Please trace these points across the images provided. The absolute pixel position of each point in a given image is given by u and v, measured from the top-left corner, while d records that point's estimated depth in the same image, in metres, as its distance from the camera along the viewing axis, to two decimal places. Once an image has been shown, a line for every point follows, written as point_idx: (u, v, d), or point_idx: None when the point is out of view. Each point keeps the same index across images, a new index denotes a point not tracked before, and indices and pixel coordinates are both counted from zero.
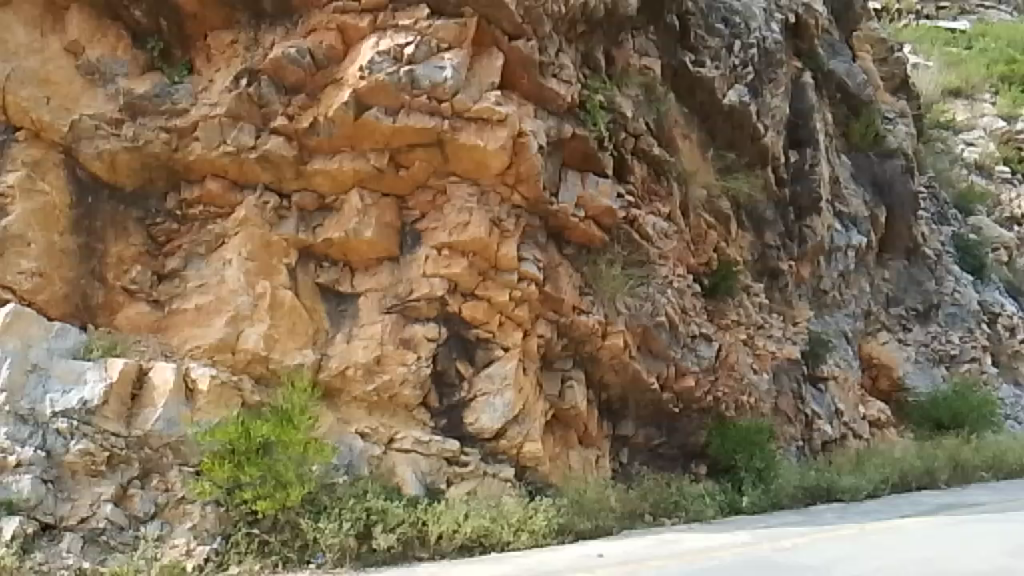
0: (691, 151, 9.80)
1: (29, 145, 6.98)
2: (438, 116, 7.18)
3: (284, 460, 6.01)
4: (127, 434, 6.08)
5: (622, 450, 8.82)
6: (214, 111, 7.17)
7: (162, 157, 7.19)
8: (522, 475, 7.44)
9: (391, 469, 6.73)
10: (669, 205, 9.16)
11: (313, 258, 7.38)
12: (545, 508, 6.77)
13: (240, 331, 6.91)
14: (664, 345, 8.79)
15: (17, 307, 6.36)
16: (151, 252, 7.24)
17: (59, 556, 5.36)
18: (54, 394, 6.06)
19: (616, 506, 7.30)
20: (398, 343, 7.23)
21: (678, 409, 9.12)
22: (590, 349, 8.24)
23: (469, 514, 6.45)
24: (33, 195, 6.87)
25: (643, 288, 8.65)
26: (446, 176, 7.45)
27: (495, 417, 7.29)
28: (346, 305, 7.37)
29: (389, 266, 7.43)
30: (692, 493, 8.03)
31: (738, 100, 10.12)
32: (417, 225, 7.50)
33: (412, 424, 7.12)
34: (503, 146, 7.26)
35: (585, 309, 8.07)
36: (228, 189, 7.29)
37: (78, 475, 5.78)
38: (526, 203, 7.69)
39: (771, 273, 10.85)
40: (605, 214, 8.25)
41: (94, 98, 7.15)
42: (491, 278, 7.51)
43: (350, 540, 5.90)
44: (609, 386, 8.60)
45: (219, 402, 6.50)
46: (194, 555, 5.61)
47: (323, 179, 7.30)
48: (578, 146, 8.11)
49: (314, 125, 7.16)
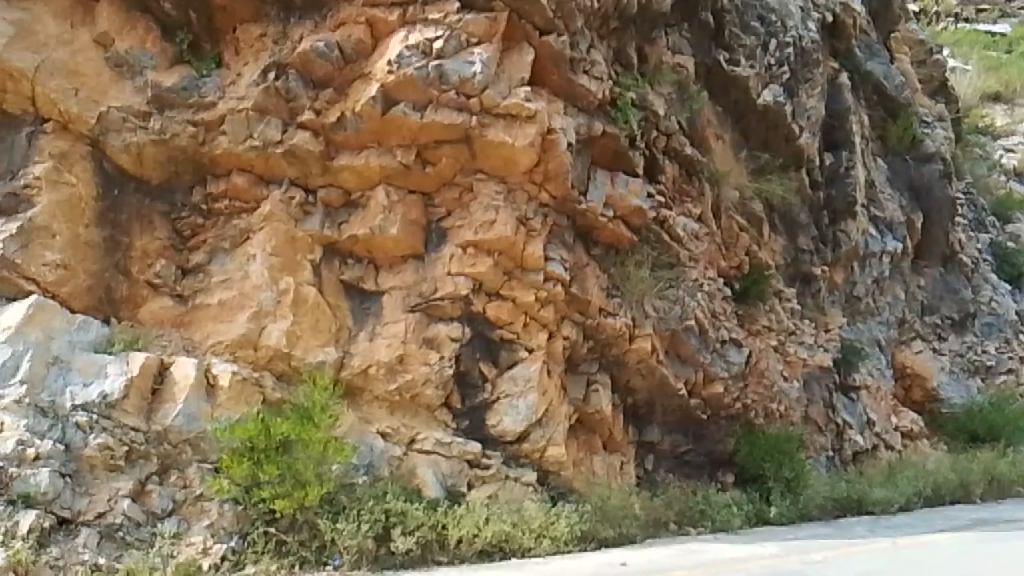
0: (724, 152, 9.59)
1: (57, 137, 6.94)
2: (466, 112, 7.06)
3: (303, 459, 5.92)
4: (147, 429, 6.04)
5: (647, 456, 8.67)
6: (241, 105, 7.10)
7: (188, 150, 7.13)
8: (544, 479, 7.31)
9: (411, 470, 6.61)
10: (700, 207, 8.98)
11: (338, 254, 7.29)
12: (567, 514, 6.62)
13: (262, 327, 6.83)
14: (692, 350, 8.62)
15: (39, 298, 6.33)
16: (176, 247, 7.19)
17: (75, 552, 5.32)
18: (75, 386, 6.03)
19: (641, 513, 7.13)
20: (422, 343, 7.12)
21: (706, 415, 8.96)
22: (616, 352, 8.08)
23: (490, 518, 6.32)
24: (59, 186, 6.82)
25: (672, 291, 8.47)
26: (474, 173, 7.32)
27: (518, 420, 7.16)
28: (370, 303, 7.27)
29: (414, 264, 7.32)
30: (719, 502, 7.83)
31: (772, 100, 9.92)
32: (443, 223, 7.38)
33: (434, 425, 7.01)
34: (532, 143, 7.12)
35: (612, 311, 7.90)
36: (254, 184, 7.21)
37: (96, 469, 5.73)
38: (554, 201, 7.55)
39: (803, 278, 10.62)
40: (634, 214, 8.09)
41: (122, 90, 7.09)
42: (517, 278, 7.37)
43: (368, 542, 5.81)
44: (635, 391, 8.44)
45: (240, 398, 6.43)
46: (210, 553, 5.58)
47: (349, 175, 7.20)
48: (609, 144, 7.95)
49: (341, 119, 7.07)
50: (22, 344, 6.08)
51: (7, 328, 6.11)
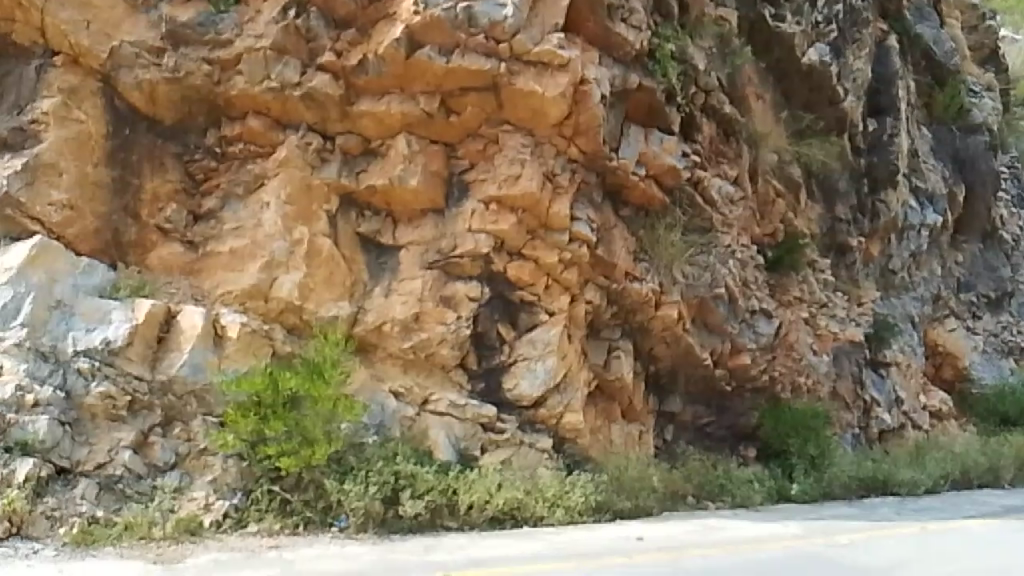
0: (764, 113, 9.12)
1: (66, 71, 6.60)
2: (495, 58, 6.67)
3: (312, 416, 5.66)
4: (151, 378, 5.83)
5: (667, 426, 8.40)
6: (259, 44, 6.71)
7: (202, 90, 6.80)
8: (560, 446, 7.05)
9: (423, 432, 6.36)
10: (736, 169, 8.59)
11: (355, 206, 6.99)
12: (583, 484, 6.37)
13: (274, 278, 6.56)
14: (720, 319, 8.30)
15: (44, 239, 6.08)
16: (188, 191, 6.91)
17: (74, 503, 5.13)
18: (77, 332, 5.81)
19: (659, 486, 6.88)
20: (438, 301, 6.84)
21: (730, 387, 8.70)
22: (641, 319, 7.77)
23: (503, 485, 6.08)
24: (67, 123, 6.51)
25: (702, 257, 8.11)
26: (500, 124, 6.96)
27: (535, 385, 6.88)
28: (387, 258, 6.99)
29: (433, 218, 7.02)
30: (740, 478, 7.57)
31: (818, 59, 9.43)
32: (465, 176, 7.05)
33: (448, 386, 6.75)
34: (563, 94, 6.74)
35: (639, 276, 7.58)
36: (270, 127, 6.89)
37: (98, 419, 5.53)
38: (583, 156, 7.19)
39: (839, 249, 10.21)
40: (667, 173, 7.72)
41: (136, 24, 6.70)
42: (540, 238, 7.06)
43: (375, 505, 5.57)
44: (658, 359, 8.15)
45: (248, 350, 6.18)
46: (212, 509, 5.39)
47: (369, 122, 6.87)
48: (644, 99, 7.55)
49: (363, 62, 6.72)
50: (24, 285, 5.83)
51: (9, 269, 5.86)
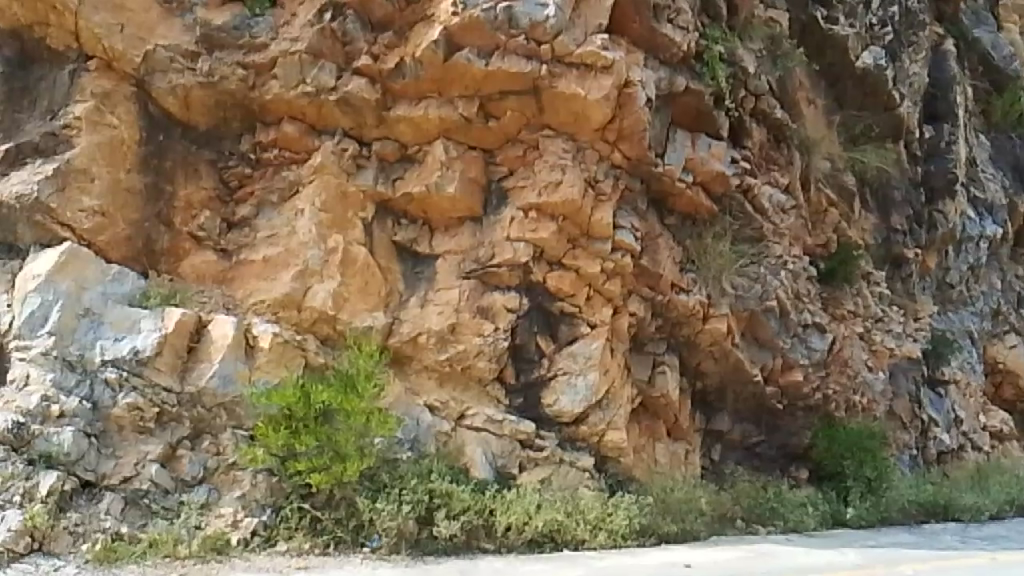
0: (816, 118, 8.79)
1: (100, 76, 6.43)
2: (536, 60, 6.42)
3: (344, 430, 5.42)
4: (180, 390, 5.60)
5: (714, 446, 8.04)
6: (295, 47, 6.51)
7: (237, 95, 6.61)
8: (602, 465, 6.75)
9: (460, 447, 6.12)
10: (788, 176, 8.22)
11: (391, 213, 6.78)
12: (626, 505, 6.03)
13: (308, 287, 6.34)
14: (771, 333, 7.93)
15: (73, 246, 5.89)
16: (222, 199, 6.75)
17: (97, 518, 4.98)
18: (105, 341, 5.61)
19: (707, 509, 6.55)
20: (475, 312, 6.56)
21: (781, 406, 8.29)
22: (687, 332, 7.45)
23: (543, 505, 5.77)
24: (100, 128, 6.33)
25: (752, 268, 7.78)
26: (540, 129, 6.70)
27: (576, 401, 6.58)
28: (423, 268, 6.76)
29: (471, 227, 6.77)
30: (793, 501, 7.20)
31: (873, 62, 8.99)
32: (504, 183, 6.80)
33: (485, 401, 6.48)
34: (607, 97, 6.46)
35: (685, 288, 7.26)
36: (305, 134, 6.70)
37: (125, 431, 5.35)
38: (627, 162, 6.90)
39: (894, 261, 9.76)
40: (715, 181, 7.40)
41: (171, 28, 6.53)
42: (582, 247, 6.78)
43: (408, 524, 5.33)
44: (705, 375, 7.81)
45: (280, 361, 5.95)
46: (240, 527, 5.18)
47: (406, 127, 6.65)
48: (691, 102, 7.23)
49: (400, 65, 6.50)
50: (52, 293, 5.65)
51: (37, 276, 5.68)
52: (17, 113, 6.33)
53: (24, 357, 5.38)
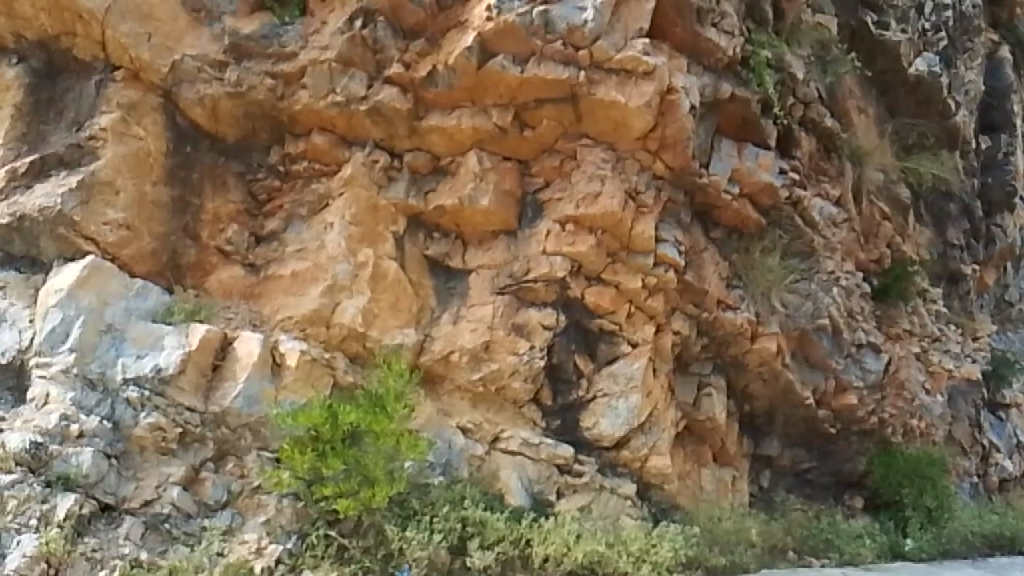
0: (867, 128, 8.40)
1: (127, 86, 6.21)
2: (574, 66, 6.13)
3: (373, 454, 5.14)
4: (204, 410, 5.36)
5: (763, 472, 7.74)
6: (324, 55, 6.27)
7: (266, 106, 6.37)
8: (645, 492, 6.46)
9: (493, 473, 5.85)
10: (840, 188, 7.86)
11: (423, 228, 6.51)
12: (671, 536, 5.65)
13: (337, 303, 6.10)
14: (824, 353, 7.52)
15: (96, 259, 5.62)
16: (251, 212, 6.52)
17: (116, 544, 4.71)
18: (127, 358, 5.37)
19: (757, 541, 6.24)
20: (510, 329, 6.25)
21: (834, 430, 7.88)
22: (734, 352, 7.09)
23: (582, 535, 5.43)
24: (126, 139, 6.11)
25: (802, 284, 7.41)
26: (578, 138, 6.40)
27: (617, 424, 6.27)
28: (456, 283, 6.48)
29: (505, 240, 6.47)
30: (848, 532, 6.87)
31: (927, 70, 8.58)
32: (540, 195, 6.51)
33: (520, 423, 6.18)
34: (649, 104, 6.15)
35: (732, 305, 6.91)
36: (335, 145, 6.45)
37: (147, 452, 5.09)
38: (670, 172, 6.58)
39: (951, 278, 9.36)
40: (763, 192, 7.05)
41: (199, 37, 6.29)
42: (622, 261, 6.45)
43: (440, 554, 5.08)
44: (754, 398, 7.46)
45: (308, 380, 5.69)
46: (264, 554, 4.89)
47: (439, 137, 6.37)
48: (737, 110, 6.90)
49: (432, 74, 6.22)
50: (73, 308, 5.42)
51: (59, 291, 5.46)
52: (43, 124, 6.13)
53: (44, 374, 5.17)
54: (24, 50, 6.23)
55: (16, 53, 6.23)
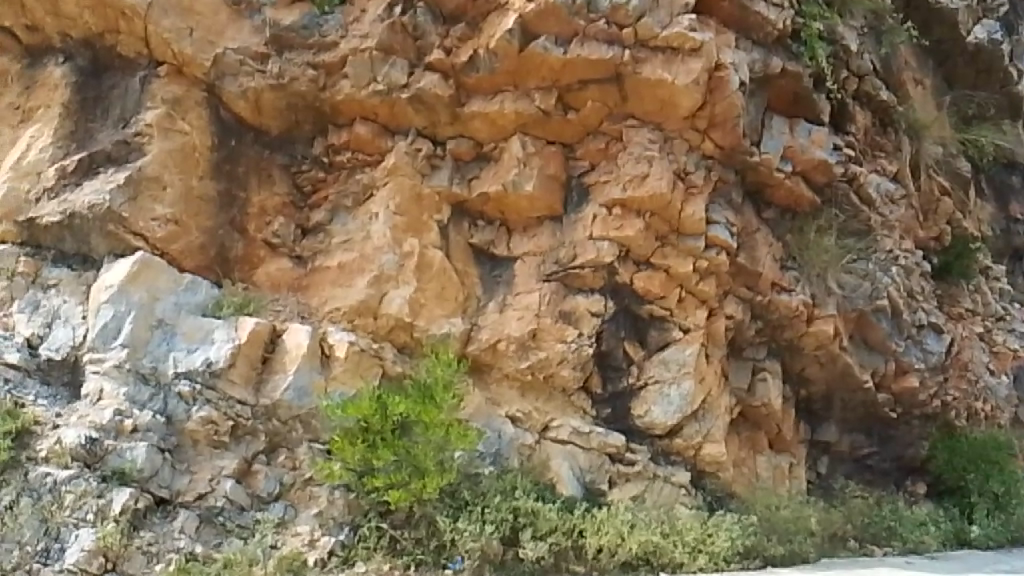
0: (924, 100, 8.13)
1: (171, 81, 6.23)
2: (618, 45, 6.00)
3: (423, 444, 5.11)
4: (254, 402, 5.37)
5: (820, 458, 7.58)
6: (364, 44, 6.20)
7: (308, 97, 6.34)
8: (699, 481, 6.35)
9: (544, 462, 5.77)
10: (897, 163, 7.59)
11: (468, 216, 6.43)
12: (727, 526, 5.56)
13: (383, 293, 6.06)
14: (883, 336, 7.28)
15: (145, 255, 5.66)
16: (297, 204, 6.50)
17: (171, 537, 4.73)
18: (179, 353, 5.40)
19: (817, 529, 6.14)
20: (557, 317, 6.16)
21: (895, 414, 7.65)
22: (789, 336, 6.91)
23: (636, 525, 5.35)
24: (171, 134, 6.13)
25: (860, 264, 7.17)
26: (624, 119, 6.25)
27: (670, 412, 6.17)
28: (501, 271, 6.39)
29: (551, 226, 6.36)
30: (912, 520, 6.78)
31: (987, 37, 8.35)
32: (585, 178, 6.36)
33: (570, 412, 6.09)
34: (697, 82, 6.00)
35: (787, 287, 6.74)
36: (378, 134, 6.39)
37: (199, 445, 5.13)
38: (720, 152, 6.41)
39: (1014, 253, 9.33)
40: (817, 170, 6.83)
41: (240, 30, 6.28)
42: (671, 244, 6.32)
43: (492, 545, 5.01)
44: (811, 382, 7.28)
45: (356, 372, 5.67)
46: (317, 547, 4.90)
47: (481, 124, 6.27)
48: (788, 86, 6.69)
49: (473, 58, 6.13)
50: (124, 304, 5.46)
51: (110, 287, 5.51)
52: (90, 121, 6.16)
53: (98, 369, 5.21)
54: (70, 48, 6.27)
55: (63, 51, 6.27)
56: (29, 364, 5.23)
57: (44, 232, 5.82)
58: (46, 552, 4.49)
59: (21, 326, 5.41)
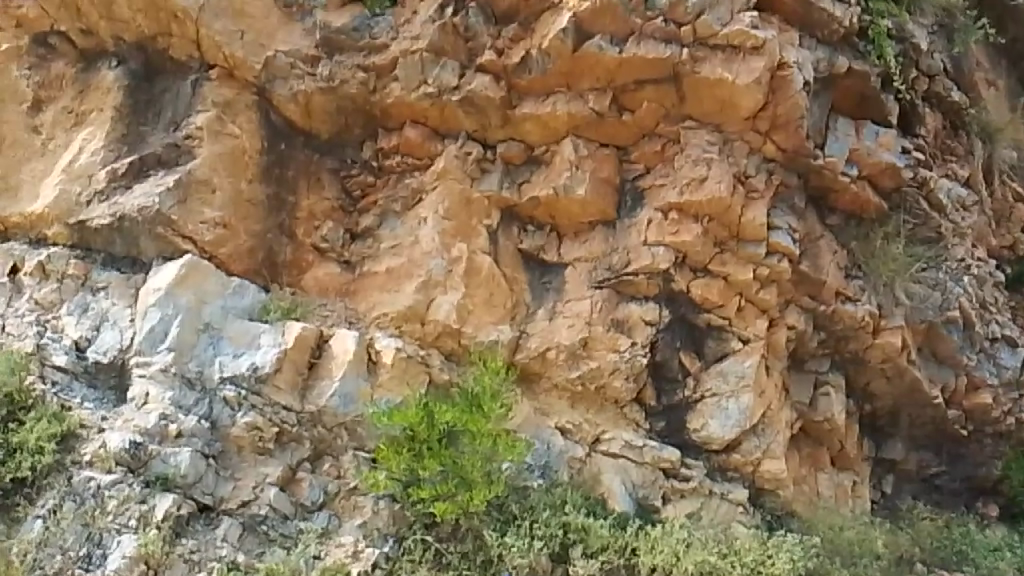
0: (997, 102, 7.84)
1: (221, 85, 6.18)
2: (676, 43, 5.81)
3: (470, 455, 4.96)
4: (300, 409, 5.26)
5: (886, 476, 7.28)
6: (415, 46, 6.09)
7: (358, 99, 6.23)
8: (757, 498, 6.11)
9: (595, 477, 5.60)
10: (968, 167, 7.25)
11: (517, 220, 6.23)
12: (789, 547, 5.29)
13: (431, 299, 5.93)
14: (954, 348, 6.92)
15: (193, 258, 5.59)
16: (346, 209, 6.35)
17: (213, 545, 4.66)
18: (224, 357, 5.32)
19: (884, 552, 5.88)
20: (610, 326, 5.95)
21: (966, 432, 7.29)
22: (855, 348, 6.61)
23: (692, 544, 5.16)
24: (221, 138, 6.10)
25: (930, 273, 6.81)
26: (681, 121, 6.04)
27: (727, 426, 5.96)
28: (552, 278, 6.18)
29: (603, 231, 6.15)
30: (983, 544, 6.50)
31: None
32: (640, 182, 6.16)
33: (622, 424, 5.92)
34: (759, 81, 5.78)
35: (852, 297, 6.43)
36: (428, 138, 6.27)
37: (244, 452, 5.04)
38: (782, 154, 6.16)
39: None
40: (884, 174, 6.54)
41: (291, 33, 6.21)
42: (731, 251, 6.09)
43: (541, 561, 4.91)
44: (876, 397, 6.97)
45: (403, 379, 5.52)
46: (361, 558, 4.77)
47: (533, 126, 6.11)
48: (854, 86, 6.43)
49: (526, 59, 5.98)
50: (172, 308, 5.40)
51: (157, 290, 5.46)
52: (141, 125, 6.13)
53: (144, 373, 5.17)
54: (123, 52, 6.23)
55: (116, 55, 6.23)
56: (77, 366, 5.21)
57: (94, 234, 5.81)
58: (89, 558, 4.49)
59: (69, 328, 5.39)
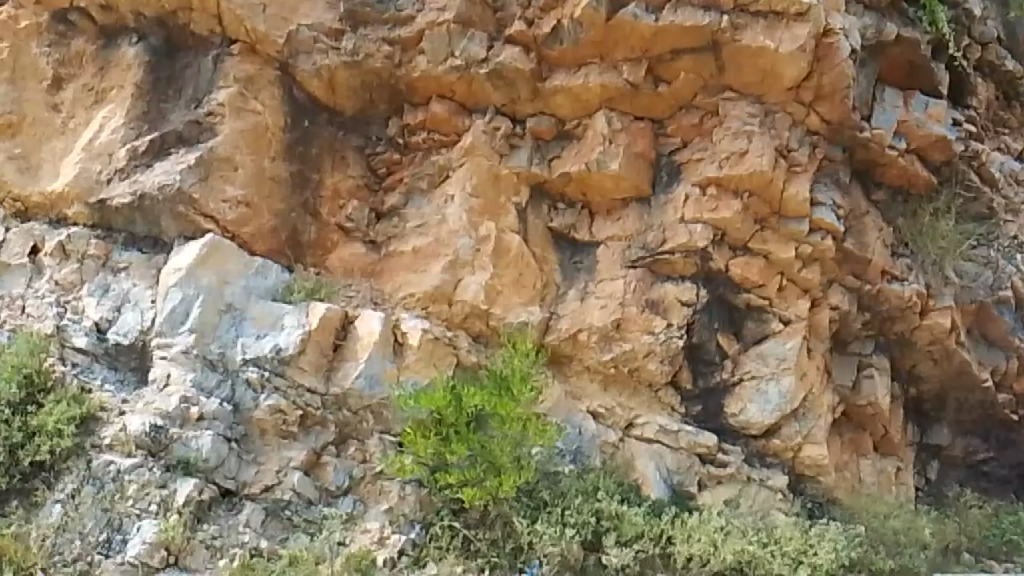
0: None
1: (243, 60, 6.01)
2: (715, 11, 5.54)
3: (499, 439, 4.79)
4: (325, 391, 5.12)
5: (931, 463, 7.01)
6: (442, 16, 5.88)
7: (383, 74, 6.03)
8: (798, 485, 5.92)
9: (629, 462, 5.43)
10: (1021, 140, 7.05)
11: (547, 197, 6.02)
12: (832, 536, 5.07)
13: (459, 279, 5.73)
14: (1006, 330, 6.63)
15: (215, 238, 5.44)
16: (371, 187, 6.18)
17: (236, 531, 4.54)
18: (247, 339, 5.18)
19: (931, 541, 5.65)
20: (644, 306, 5.74)
21: (1017, 417, 6.98)
22: (901, 329, 6.34)
23: (730, 532, 4.98)
24: (244, 114, 5.92)
25: (980, 251, 6.58)
26: (720, 92, 5.78)
27: (767, 411, 5.74)
28: (583, 257, 5.97)
29: (637, 208, 5.93)
30: None
31: None
32: (676, 157, 5.92)
33: (657, 409, 5.72)
34: (803, 49, 5.52)
35: (899, 275, 6.17)
36: (455, 113, 6.06)
37: (267, 435, 4.91)
38: (826, 126, 5.90)
39: None
40: (934, 146, 6.24)
41: (314, 6, 6.00)
42: (772, 228, 5.84)
43: (572, 549, 4.71)
44: (922, 381, 6.68)
45: (430, 361, 5.35)
46: (387, 545, 4.63)
47: (564, 99, 5.88)
48: (903, 54, 6.15)
49: (557, 29, 5.73)
50: (193, 288, 5.26)
51: (178, 270, 5.31)
52: (163, 102, 5.97)
53: (165, 355, 5.04)
54: (144, 28, 6.07)
55: (136, 31, 6.07)
56: (97, 348, 5.10)
57: (115, 214, 5.70)
58: (109, 543, 4.35)
59: (90, 309, 5.28)
